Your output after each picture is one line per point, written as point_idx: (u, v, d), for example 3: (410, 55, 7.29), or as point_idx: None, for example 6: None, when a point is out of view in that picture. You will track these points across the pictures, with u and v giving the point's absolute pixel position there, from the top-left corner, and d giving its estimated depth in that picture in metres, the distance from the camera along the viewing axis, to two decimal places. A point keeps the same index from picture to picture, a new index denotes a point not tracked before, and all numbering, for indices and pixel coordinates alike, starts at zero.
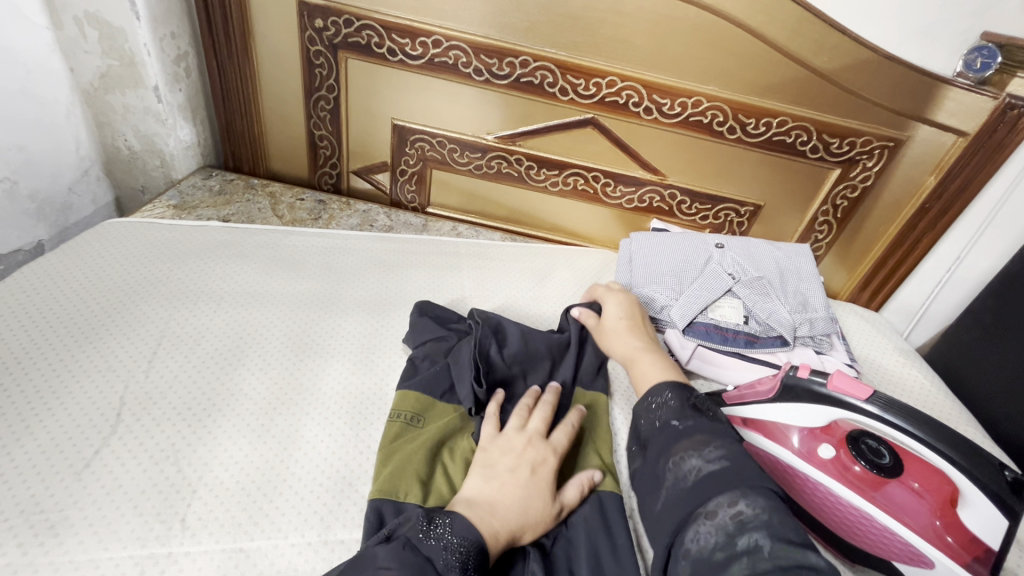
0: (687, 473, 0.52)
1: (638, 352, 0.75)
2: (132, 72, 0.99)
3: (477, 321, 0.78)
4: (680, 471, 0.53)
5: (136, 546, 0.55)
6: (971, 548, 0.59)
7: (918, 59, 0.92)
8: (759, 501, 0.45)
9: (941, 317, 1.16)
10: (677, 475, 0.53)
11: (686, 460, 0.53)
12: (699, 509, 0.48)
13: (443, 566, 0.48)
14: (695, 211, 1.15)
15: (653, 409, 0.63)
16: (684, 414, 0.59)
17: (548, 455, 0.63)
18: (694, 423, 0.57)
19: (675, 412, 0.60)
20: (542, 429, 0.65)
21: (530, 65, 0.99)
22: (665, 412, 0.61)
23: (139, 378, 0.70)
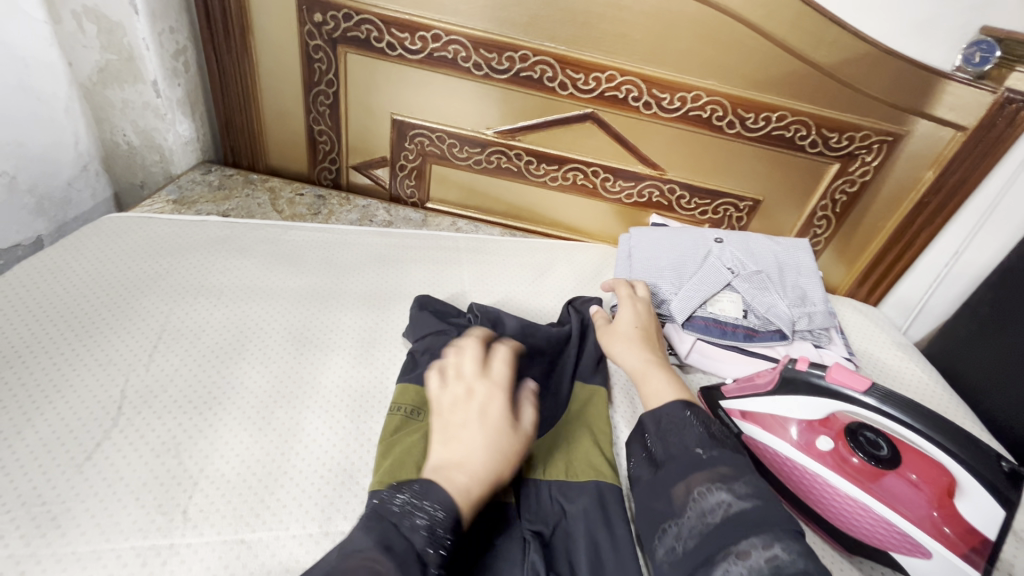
0: (714, 510, 0.48)
1: (648, 366, 0.69)
2: (131, 67, 0.99)
3: (476, 315, 0.81)
4: (705, 507, 0.49)
5: (138, 537, 0.55)
6: (968, 538, 0.59)
7: (917, 54, 0.92)
8: (794, 546, 0.43)
9: (939, 312, 1.16)
10: (700, 514, 0.49)
11: (712, 494, 0.49)
12: (727, 548, 0.45)
13: (409, 529, 0.45)
14: (695, 206, 1.15)
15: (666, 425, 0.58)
16: (707, 442, 0.55)
17: (495, 389, 0.57)
18: (718, 454, 0.53)
19: (696, 439, 0.55)
20: (478, 367, 0.59)
21: (530, 59, 0.99)
22: (684, 436, 0.56)
23: (140, 372, 0.70)
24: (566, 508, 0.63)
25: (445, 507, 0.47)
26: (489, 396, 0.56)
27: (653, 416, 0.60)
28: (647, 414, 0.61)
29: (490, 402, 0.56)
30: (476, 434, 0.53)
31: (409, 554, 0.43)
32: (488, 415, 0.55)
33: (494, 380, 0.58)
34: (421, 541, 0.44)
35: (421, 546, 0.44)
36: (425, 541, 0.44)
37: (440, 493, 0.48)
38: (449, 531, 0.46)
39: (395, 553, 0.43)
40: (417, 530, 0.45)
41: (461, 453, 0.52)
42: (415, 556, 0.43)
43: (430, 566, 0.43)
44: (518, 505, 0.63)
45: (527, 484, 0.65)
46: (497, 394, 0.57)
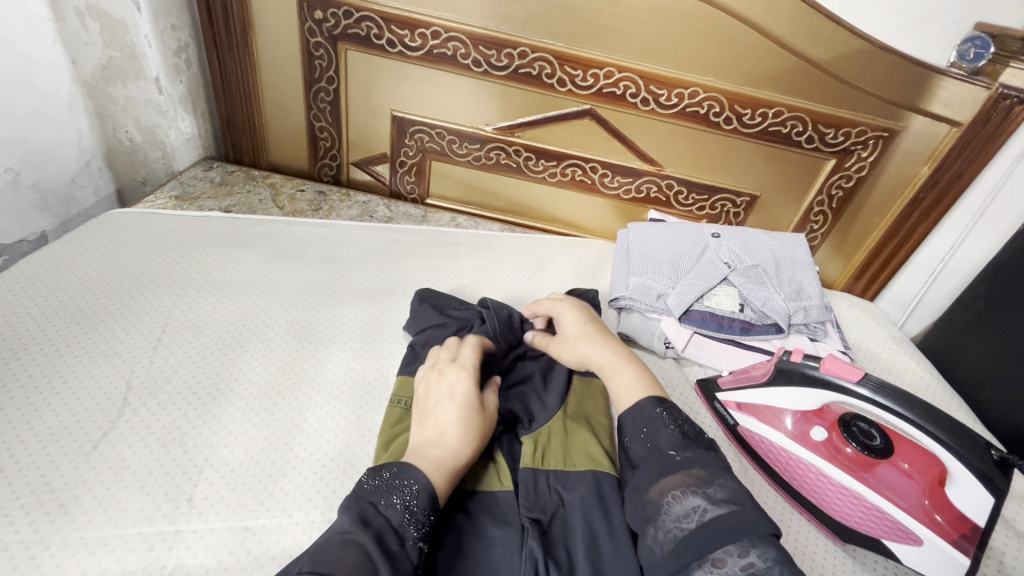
0: (690, 514, 0.48)
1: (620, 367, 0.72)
2: (134, 64, 1.01)
3: (489, 310, 0.84)
4: (681, 510, 0.49)
5: (145, 524, 0.56)
6: (959, 525, 0.60)
7: (911, 49, 0.93)
8: (771, 553, 0.44)
9: (935, 307, 1.17)
10: (675, 519, 0.49)
11: (687, 497, 0.50)
12: (702, 556, 0.45)
13: (386, 507, 0.49)
14: (692, 201, 1.16)
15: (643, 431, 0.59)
16: (680, 443, 0.56)
17: (462, 372, 0.66)
18: (693, 455, 0.54)
19: (669, 439, 0.57)
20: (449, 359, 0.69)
21: (529, 56, 1.00)
22: (660, 435, 0.58)
23: (145, 363, 0.71)
24: (563, 497, 0.65)
25: (419, 486, 0.52)
26: (457, 378, 0.66)
27: (627, 415, 0.62)
28: (626, 412, 0.63)
29: (456, 381, 0.65)
30: (450, 411, 0.62)
31: (387, 530, 0.48)
32: (455, 393, 0.64)
33: (462, 365, 0.67)
34: (397, 517, 0.49)
35: (399, 522, 0.49)
36: (401, 517, 0.49)
37: (413, 473, 0.53)
38: (423, 508, 0.51)
39: (372, 527, 0.47)
40: (394, 508, 0.49)
41: (436, 426, 0.61)
42: (392, 530, 0.48)
43: (409, 539, 0.48)
44: (516, 493, 0.65)
45: (526, 474, 0.66)
46: (461, 376, 0.66)
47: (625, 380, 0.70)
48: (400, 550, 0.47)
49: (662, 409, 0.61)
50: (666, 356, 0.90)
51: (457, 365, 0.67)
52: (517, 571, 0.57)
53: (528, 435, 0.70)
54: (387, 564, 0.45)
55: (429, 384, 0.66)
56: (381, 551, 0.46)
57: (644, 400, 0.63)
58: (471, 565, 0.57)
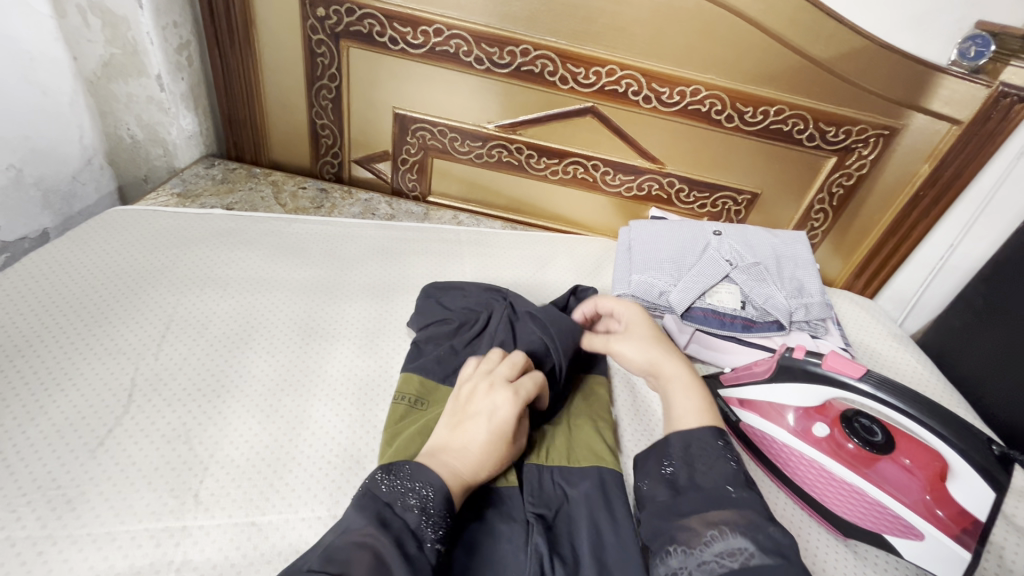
0: (736, 555, 0.48)
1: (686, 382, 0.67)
2: (135, 61, 1.01)
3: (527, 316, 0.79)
4: (724, 548, 0.49)
5: (152, 520, 0.56)
6: (960, 520, 0.61)
7: (913, 47, 0.93)
8: None
9: (934, 305, 1.18)
10: (716, 556, 0.48)
11: (734, 536, 0.49)
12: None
13: (402, 508, 0.50)
14: (693, 199, 1.16)
15: (697, 459, 0.58)
16: (740, 482, 0.55)
17: (512, 398, 0.60)
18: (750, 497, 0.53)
19: (728, 476, 0.55)
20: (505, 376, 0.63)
21: (531, 53, 1.00)
22: (712, 468, 0.57)
23: (149, 360, 0.71)
24: (568, 492, 0.65)
25: (437, 488, 0.52)
26: (502, 402, 0.60)
27: (683, 438, 0.60)
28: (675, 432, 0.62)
29: (502, 405, 0.59)
30: (484, 436, 0.58)
31: (404, 530, 0.48)
32: (494, 421, 0.59)
33: (514, 390, 0.61)
34: (414, 519, 0.49)
35: (415, 523, 0.49)
36: (418, 518, 0.49)
37: (429, 475, 0.53)
38: (440, 510, 0.51)
39: (389, 528, 0.47)
40: (411, 510, 0.50)
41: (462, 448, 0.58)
42: (409, 531, 0.48)
43: (426, 540, 0.48)
44: (522, 489, 0.65)
45: (531, 470, 0.66)
46: (508, 404, 0.59)
47: (689, 400, 0.65)
48: (419, 552, 0.47)
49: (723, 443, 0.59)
50: None
51: (510, 386, 0.61)
52: (523, 567, 0.57)
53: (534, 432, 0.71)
54: (403, 565, 0.45)
55: (476, 390, 0.62)
56: (398, 552, 0.46)
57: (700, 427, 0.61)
58: (477, 560, 0.57)
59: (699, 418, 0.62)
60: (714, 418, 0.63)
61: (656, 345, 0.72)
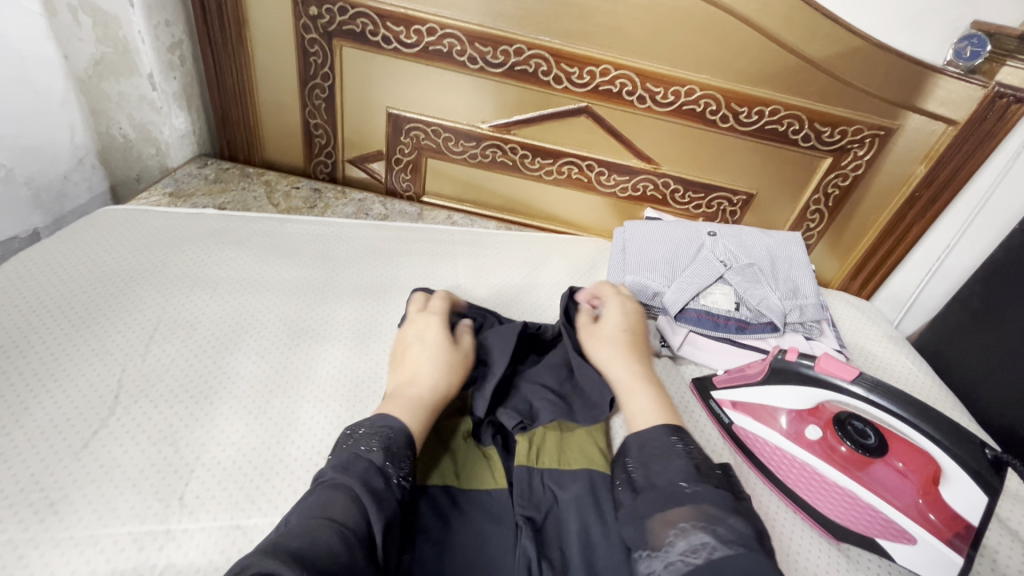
0: (698, 550, 0.48)
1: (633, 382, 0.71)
2: (127, 59, 1.00)
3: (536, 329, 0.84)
4: (689, 545, 0.49)
5: (135, 523, 0.56)
6: (952, 524, 0.61)
7: (909, 48, 0.93)
8: None
9: (930, 306, 1.18)
10: (681, 554, 0.48)
11: (695, 532, 0.49)
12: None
13: (368, 451, 0.54)
14: (689, 199, 1.16)
15: (652, 459, 0.59)
16: (691, 476, 0.55)
17: (431, 318, 0.75)
18: (703, 488, 0.53)
19: (681, 472, 0.56)
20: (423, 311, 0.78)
21: (525, 53, 0.99)
22: (668, 466, 0.57)
23: (136, 362, 0.71)
24: (557, 496, 0.65)
25: (397, 431, 0.57)
26: (426, 323, 0.75)
27: (639, 444, 0.61)
28: (631, 434, 0.63)
29: (426, 326, 0.74)
30: (419, 352, 0.71)
31: (371, 472, 0.52)
32: (430, 336, 0.73)
33: (430, 312, 0.77)
34: (379, 458, 0.53)
35: (381, 463, 0.53)
36: (383, 459, 0.53)
37: (390, 421, 0.58)
38: (401, 447, 0.56)
39: (356, 471, 0.51)
40: (375, 453, 0.54)
41: (411, 368, 0.69)
42: (376, 471, 0.52)
43: (392, 478, 0.52)
44: (511, 491, 0.65)
45: (521, 471, 0.65)
46: (433, 322, 0.75)
47: (642, 400, 0.68)
48: (386, 490, 0.51)
49: (676, 438, 0.61)
50: (662, 355, 0.89)
51: (427, 312, 0.77)
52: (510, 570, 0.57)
53: (523, 434, 0.70)
54: (372, 502, 0.49)
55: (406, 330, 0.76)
56: (367, 491, 0.50)
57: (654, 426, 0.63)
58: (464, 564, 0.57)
59: (652, 418, 0.65)
60: (665, 413, 0.66)
61: (618, 348, 0.76)
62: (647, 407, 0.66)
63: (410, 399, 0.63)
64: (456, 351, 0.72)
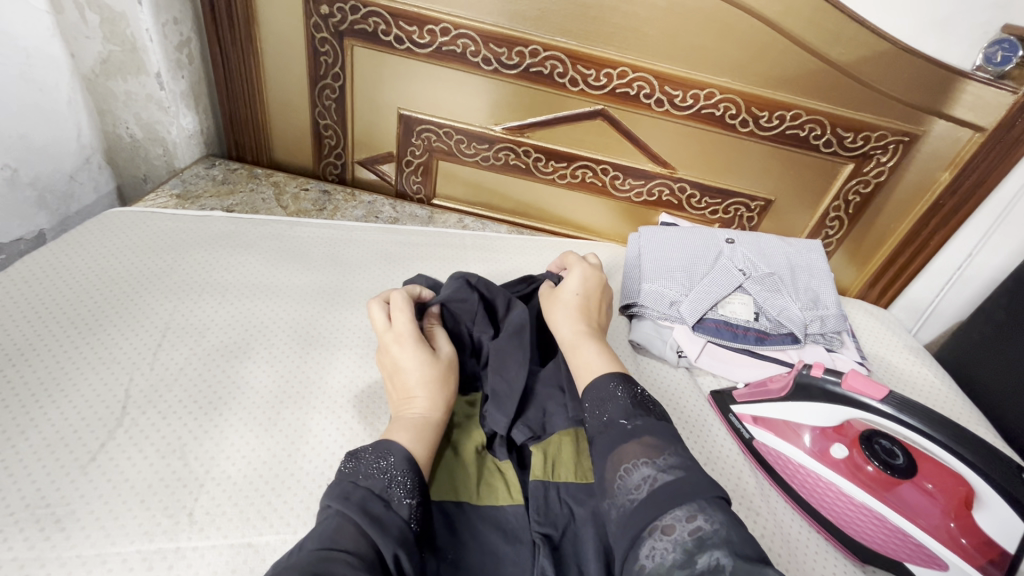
0: (643, 483, 0.48)
1: (581, 340, 0.69)
2: (134, 58, 0.97)
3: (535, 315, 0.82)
4: (634, 479, 0.49)
5: (144, 541, 0.54)
6: (985, 549, 0.59)
7: (937, 52, 0.90)
8: (717, 516, 0.44)
9: (950, 314, 1.15)
10: (630, 488, 0.49)
11: (640, 465, 0.50)
12: (652, 523, 0.45)
13: (366, 478, 0.51)
14: (705, 205, 1.14)
15: (600, 405, 0.58)
16: (631, 413, 0.56)
17: (402, 341, 0.68)
18: (643, 423, 0.54)
19: (623, 412, 0.56)
20: (387, 328, 0.69)
21: (540, 54, 0.97)
22: (612, 409, 0.57)
23: (144, 370, 0.69)
24: (574, 510, 0.62)
25: (397, 452, 0.54)
26: (401, 349, 0.67)
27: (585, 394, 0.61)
28: (589, 385, 0.62)
29: (403, 351, 0.67)
30: (407, 377, 0.66)
31: (369, 497, 0.49)
32: (406, 361, 0.67)
33: (398, 334, 0.68)
34: (379, 484, 0.51)
35: (381, 487, 0.51)
36: (383, 483, 0.51)
37: (388, 444, 0.55)
38: (403, 470, 0.53)
39: (354, 499, 0.49)
40: (374, 477, 0.51)
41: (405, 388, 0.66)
42: (375, 496, 0.50)
43: (394, 501, 0.50)
44: (527, 507, 0.63)
45: (537, 487, 0.63)
46: (406, 344, 0.67)
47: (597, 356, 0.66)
48: (388, 512, 0.49)
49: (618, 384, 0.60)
50: (679, 365, 0.88)
51: (394, 334, 0.69)
52: None
53: (537, 444, 0.68)
54: (374, 527, 0.47)
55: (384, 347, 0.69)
56: (368, 518, 0.47)
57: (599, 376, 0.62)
58: None
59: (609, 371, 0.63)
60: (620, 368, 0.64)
61: (574, 317, 0.73)
62: (594, 356, 0.66)
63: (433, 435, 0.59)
64: (442, 364, 0.68)
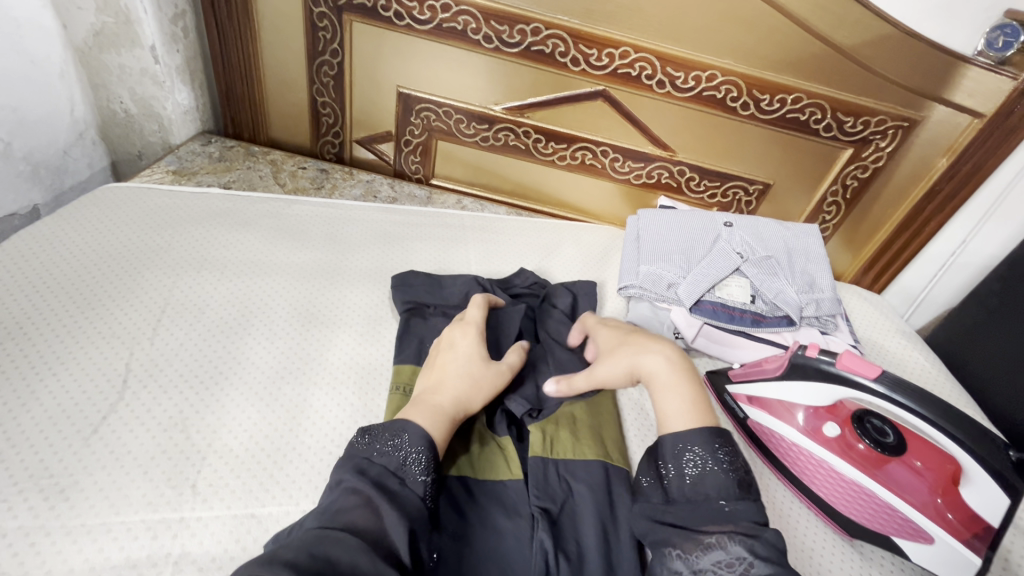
0: (734, 565, 0.46)
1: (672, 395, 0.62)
2: (128, 30, 0.96)
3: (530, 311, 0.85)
4: (722, 557, 0.47)
5: (148, 511, 0.55)
6: (970, 525, 0.60)
7: (939, 36, 0.89)
8: None
9: (942, 301, 1.17)
10: (713, 565, 0.47)
11: (734, 544, 0.47)
12: None
13: (380, 455, 0.52)
14: (704, 188, 1.14)
15: (692, 465, 0.55)
16: (732, 492, 0.52)
17: (468, 328, 0.70)
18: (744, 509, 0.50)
19: (720, 487, 0.52)
20: (466, 322, 0.71)
21: (542, 32, 0.96)
22: (705, 476, 0.53)
23: (144, 345, 0.70)
24: (571, 486, 0.63)
25: (413, 430, 0.54)
26: (462, 335, 0.69)
27: (669, 439, 0.57)
28: (667, 434, 0.58)
29: (465, 340, 0.69)
30: (452, 360, 0.66)
31: (384, 474, 0.50)
32: (463, 347, 0.67)
33: (467, 323, 0.71)
34: (393, 461, 0.51)
35: (396, 465, 0.51)
36: (397, 460, 0.51)
37: (403, 422, 0.55)
38: (419, 448, 0.53)
39: (370, 476, 0.50)
40: (389, 455, 0.52)
41: (439, 373, 0.64)
42: (390, 473, 0.51)
43: (409, 478, 0.51)
44: (526, 482, 0.64)
45: (536, 462, 0.64)
46: (469, 333, 0.69)
47: (675, 400, 0.61)
48: (401, 489, 0.50)
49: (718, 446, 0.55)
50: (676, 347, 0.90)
51: (465, 323, 0.71)
52: (529, 563, 0.57)
53: (535, 423, 0.69)
54: (388, 502, 0.48)
55: (446, 337, 0.70)
56: (383, 495, 0.48)
57: (693, 430, 0.57)
58: (483, 555, 0.56)
59: (690, 419, 0.59)
60: (704, 416, 0.59)
61: (634, 351, 0.68)
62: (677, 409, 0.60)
63: (443, 407, 0.59)
64: (495, 364, 0.67)
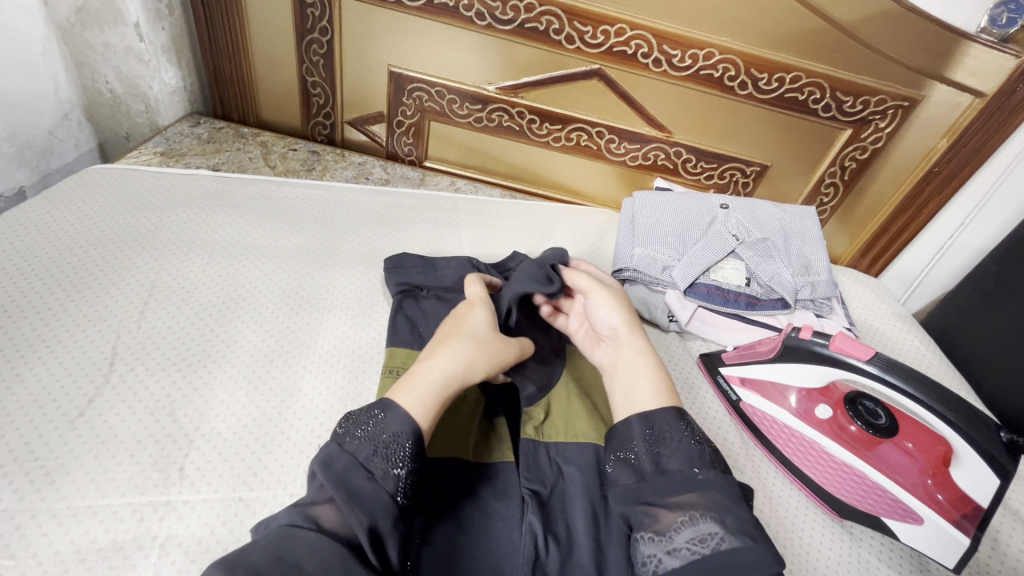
0: (707, 540, 0.47)
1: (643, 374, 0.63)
2: (111, 7, 0.93)
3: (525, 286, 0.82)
4: (697, 533, 0.48)
5: (135, 494, 0.54)
6: (960, 505, 0.60)
7: (942, 13, 0.87)
8: None
9: (940, 284, 1.16)
10: (688, 542, 0.48)
11: (705, 521, 0.48)
12: None
13: (351, 444, 0.50)
14: (701, 169, 1.12)
15: (663, 440, 0.55)
16: (702, 461, 0.53)
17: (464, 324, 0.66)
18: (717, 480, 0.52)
19: (691, 458, 0.53)
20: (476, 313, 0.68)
21: (535, 9, 0.94)
22: (676, 450, 0.54)
23: (131, 328, 0.69)
24: (562, 469, 0.63)
25: (391, 415, 0.52)
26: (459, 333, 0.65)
27: (640, 418, 0.57)
28: (636, 414, 0.58)
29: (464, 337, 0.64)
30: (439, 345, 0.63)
31: (352, 467, 0.48)
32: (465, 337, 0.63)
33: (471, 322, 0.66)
34: (363, 452, 0.49)
35: (366, 456, 0.49)
36: (368, 451, 0.49)
37: (385, 405, 0.53)
38: (394, 438, 0.50)
39: (336, 469, 0.48)
40: (360, 444, 0.50)
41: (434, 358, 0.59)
42: (359, 466, 0.48)
43: (379, 472, 0.48)
44: (516, 464, 0.64)
45: (527, 444, 0.64)
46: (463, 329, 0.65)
47: (644, 383, 0.61)
48: (368, 483, 0.47)
49: (684, 423, 0.57)
50: (670, 330, 0.89)
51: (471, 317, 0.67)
52: (516, 545, 0.56)
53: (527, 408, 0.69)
54: (347, 500, 0.46)
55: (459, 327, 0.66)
56: (343, 492, 0.46)
57: (661, 408, 0.58)
58: (471, 536, 0.56)
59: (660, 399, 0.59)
60: (671, 398, 0.60)
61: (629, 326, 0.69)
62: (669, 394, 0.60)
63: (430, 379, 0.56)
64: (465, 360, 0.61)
